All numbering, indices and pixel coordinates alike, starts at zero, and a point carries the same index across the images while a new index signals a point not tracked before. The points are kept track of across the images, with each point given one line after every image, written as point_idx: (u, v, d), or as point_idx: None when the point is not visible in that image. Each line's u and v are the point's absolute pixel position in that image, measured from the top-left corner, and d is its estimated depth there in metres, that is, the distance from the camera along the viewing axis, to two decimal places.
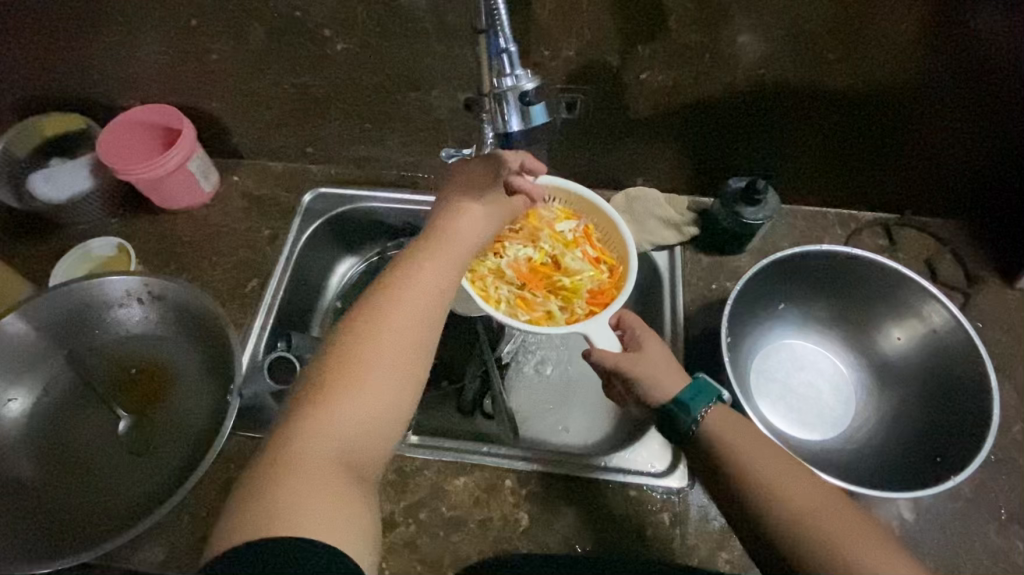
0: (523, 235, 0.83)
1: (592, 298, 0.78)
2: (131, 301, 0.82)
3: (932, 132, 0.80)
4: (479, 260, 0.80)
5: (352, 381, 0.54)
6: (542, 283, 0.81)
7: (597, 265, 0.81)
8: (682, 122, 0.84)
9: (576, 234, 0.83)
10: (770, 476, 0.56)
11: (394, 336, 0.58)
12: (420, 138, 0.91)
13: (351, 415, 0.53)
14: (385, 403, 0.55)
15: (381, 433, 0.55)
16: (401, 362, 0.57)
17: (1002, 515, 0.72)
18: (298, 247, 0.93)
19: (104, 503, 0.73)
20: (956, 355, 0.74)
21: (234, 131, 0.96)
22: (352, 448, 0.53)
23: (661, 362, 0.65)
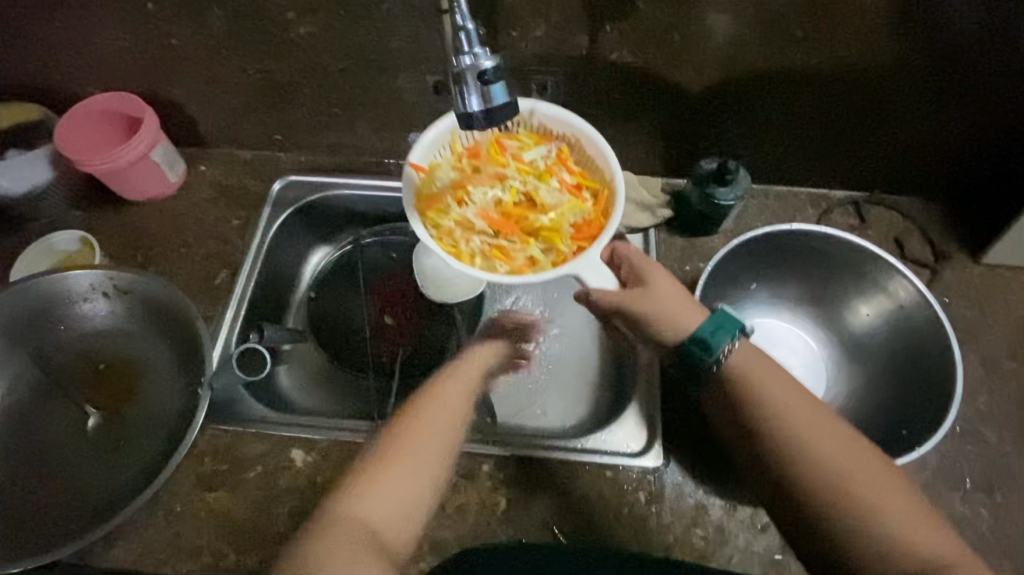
0: (487, 175, 0.72)
1: (577, 233, 0.68)
2: (96, 295, 0.80)
3: (895, 112, 0.81)
4: (440, 213, 0.70)
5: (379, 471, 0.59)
6: (516, 225, 0.70)
7: (577, 194, 0.70)
8: (656, 104, 0.84)
9: (550, 160, 0.72)
10: (785, 421, 0.57)
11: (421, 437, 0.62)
12: (391, 123, 0.90)
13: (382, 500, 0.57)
14: (410, 493, 0.59)
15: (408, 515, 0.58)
16: (428, 462, 0.61)
17: (966, 484, 0.74)
18: (269, 237, 0.91)
19: (76, 501, 0.72)
20: (922, 329, 0.76)
21: (200, 119, 0.94)
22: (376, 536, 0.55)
23: (667, 295, 0.64)
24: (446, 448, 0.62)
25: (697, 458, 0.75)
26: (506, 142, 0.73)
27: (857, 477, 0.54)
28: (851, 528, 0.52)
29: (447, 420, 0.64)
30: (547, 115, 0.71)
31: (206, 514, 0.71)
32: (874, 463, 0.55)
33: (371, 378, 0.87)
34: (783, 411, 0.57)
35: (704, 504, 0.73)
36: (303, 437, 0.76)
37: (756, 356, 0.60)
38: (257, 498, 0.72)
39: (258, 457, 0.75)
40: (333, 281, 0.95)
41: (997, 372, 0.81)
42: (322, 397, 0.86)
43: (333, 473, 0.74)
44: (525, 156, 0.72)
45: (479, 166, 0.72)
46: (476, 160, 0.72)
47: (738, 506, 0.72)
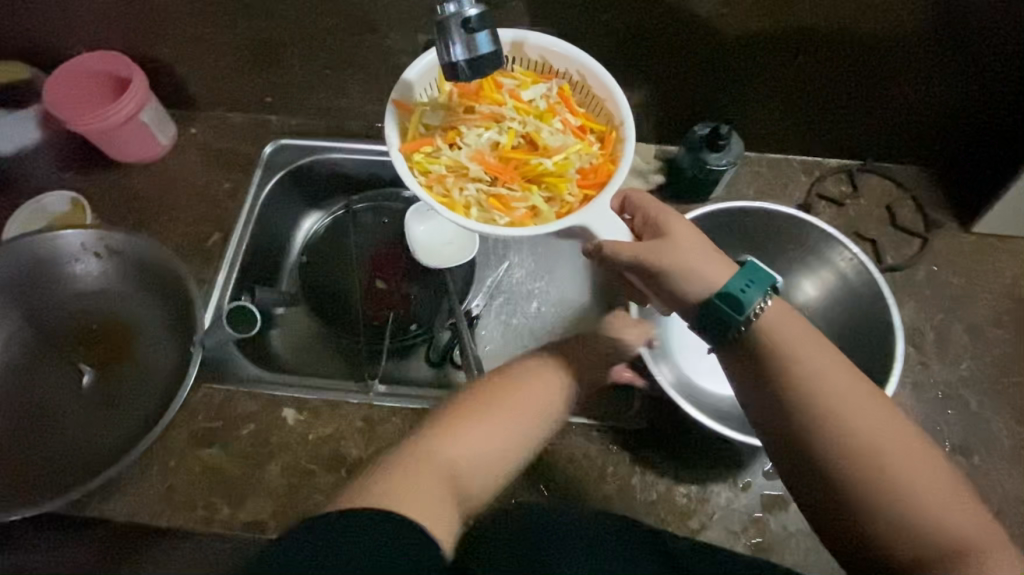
0: (481, 116, 0.71)
1: (581, 178, 0.69)
2: (88, 255, 0.80)
3: (891, 73, 0.80)
4: (431, 160, 0.68)
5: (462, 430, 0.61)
6: (515, 170, 0.70)
7: (582, 136, 0.71)
8: (650, 68, 0.83)
9: (550, 101, 0.72)
10: (815, 391, 0.50)
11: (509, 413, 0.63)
12: (382, 85, 0.89)
13: (459, 454, 0.59)
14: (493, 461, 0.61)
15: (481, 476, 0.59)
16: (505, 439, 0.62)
17: (947, 447, 0.75)
18: (261, 200, 0.91)
19: (71, 455, 0.73)
20: (865, 301, 0.78)
21: (188, 80, 0.92)
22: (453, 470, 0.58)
23: (688, 240, 0.57)
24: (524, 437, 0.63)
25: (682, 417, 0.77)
26: (503, 80, 0.72)
27: (887, 456, 0.48)
28: (872, 511, 0.47)
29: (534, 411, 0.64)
30: (548, 50, 0.69)
31: (200, 469, 0.73)
32: (911, 442, 0.49)
33: (362, 341, 0.88)
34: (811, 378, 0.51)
35: (687, 464, 0.74)
36: (297, 395, 0.77)
37: (787, 315, 0.53)
38: (249, 454, 0.74)
39: (250, 416, 0.76)
40: (326, 245, 0.95)
41: (982, 339, 0.82)
42: (316, 360, 0.87)
43: (324, 431, 0.76)
44: (523, 96, 0.71)
45: (474, 106, 0.71)
46: (469, 100, 0.71)
47: (720, 466, 0.74)
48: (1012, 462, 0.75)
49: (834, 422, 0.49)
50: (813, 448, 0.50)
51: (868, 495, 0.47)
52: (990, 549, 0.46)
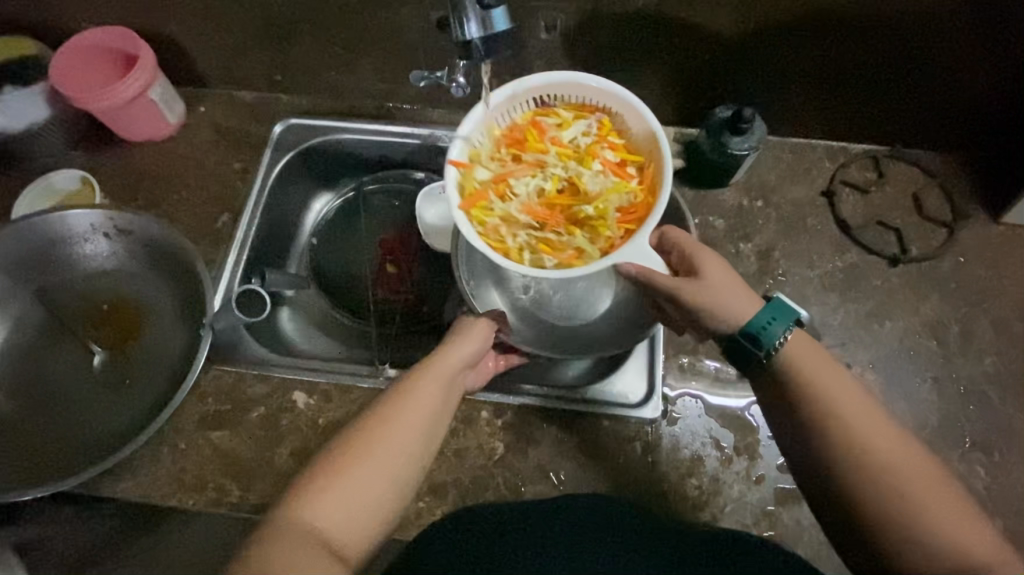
0: (526, 163, 0.67)
1: (625, 218, 0.64)
2: (97, 235, 0.80)
3: (925, 54, 0.77)
4: (485, 213, 0.64)
5: (344, 474, 0.56)
6: (566, 214, 0.66)
7: (623, 172, 0.66)
8: (670, 48, 0.80)
9: (590, 139, 0.67)
10: (838, 416, 0.52)
11: (391, 442, 0.58)
12: (393, 63, 0.87)
13: (339, 503, 0.54)
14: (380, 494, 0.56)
15: (369, 520, 0.55)
16: (394, 470, 0.57)
17: (966, 443, 0.74)
18: (270, 180, 0.89)
19: (83, 434, 0.74)
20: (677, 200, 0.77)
21: (196, 57, 0.91)
22: (331, 524, 0.53)
23: (724, 277, 0.59)
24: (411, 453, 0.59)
25: (698, 407, 0.76)
26: (544, 122, 0.68)
27: (907, 480, 0.49)
28: (886, 529, 0.49)
29: (411, 427, 0.59)
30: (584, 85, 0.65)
31: (211, 451, 0.73)
32: (930, 469, 0.50)
33: (372, 325, 0.88)
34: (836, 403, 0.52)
35: (699, 455, 0.73)
36: (305, 378, 0.77)
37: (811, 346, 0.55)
38: (259, 437, 0.74)
39: (260, 399, 0.76)
40: (337, 229, 0.95)
41: (1008, 333, 0.79)
42: (326, 342, 0.86)
43: (334, 415, 0.75)
44: (565, 138, 0.67)
45: (518, 153, 0.67)
46: (513, 147, 0.68)
47: (733, 459, 0.73)
48: None
49: (856, 447, 0.50)
50: (835, 467, 0.51)
51: (886, 514, 0.49)
52: (999, 570, 0.48)
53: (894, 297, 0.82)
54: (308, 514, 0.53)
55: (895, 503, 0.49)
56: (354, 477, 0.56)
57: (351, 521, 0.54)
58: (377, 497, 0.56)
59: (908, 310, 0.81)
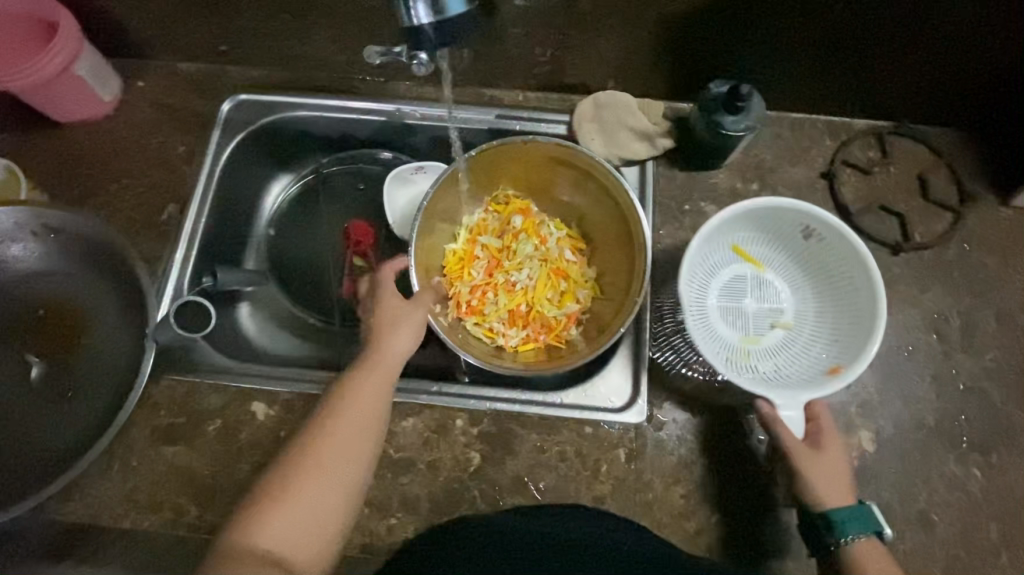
0: (469, 311, 0.77)
1: (561, 274, 0.79)
2: (25, 234, 0.72)
3: (939, 26, 0.69)
4: (501, 334, 0.77)
5: (292, 495, 0.54)
6: (533, 322, 0.77)
7: (518, 251, 0.80)
8: (660, 11, 0.72)
9: (484, 261, 0.79)
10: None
11: (336, 445, 0.57)
12: (350, 31, 0.77)
13: (290, 529, 0.53)
14: (327, 518, 0.55)
15: (325, 532, 0.54)
16: (343, 479, 0.56)
17: (963, 444, 0.71)
18: (219, 167, 0.81)
19: (26, 452, 0.69)
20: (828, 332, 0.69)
21: (128, 25, 0.80)
22: (281, 551, 0.52)
23: (830, 472, 0.60)
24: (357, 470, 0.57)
25: (686, 411, 0.71)
26: (456, 283, 0.78)
27: None
28: None
29: (353, 442, 0.58)
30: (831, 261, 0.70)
31: (165, 469, 0.68)
32: None
33: (339, 323, 0.82)
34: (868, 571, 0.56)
35: (686, 462, 0.70)
36: (266, 388, 0.71)
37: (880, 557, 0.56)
38: (216, 453, 0.69)
39: (216, 410, 0.70)
40: (298, 218, 0.87)
41: (1013, 327, 0.75)
42: (290, 342, 0.81)
43: (297, 427, 0.70)
44: (483, 260, 0.79)
45: (469, 311, 0.77)
46: (465, 310, 0.77)
47: (722, 464, 0.69)
48: None
49: None
50: None
51: None
52: None
53: (895, 288, 0.77)
54: (254, 537, 0.52)
55: None
56: (308, 489, 0.54)
57: (307, 533, 0.53)
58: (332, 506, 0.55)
59: (908, 302, 0.76)
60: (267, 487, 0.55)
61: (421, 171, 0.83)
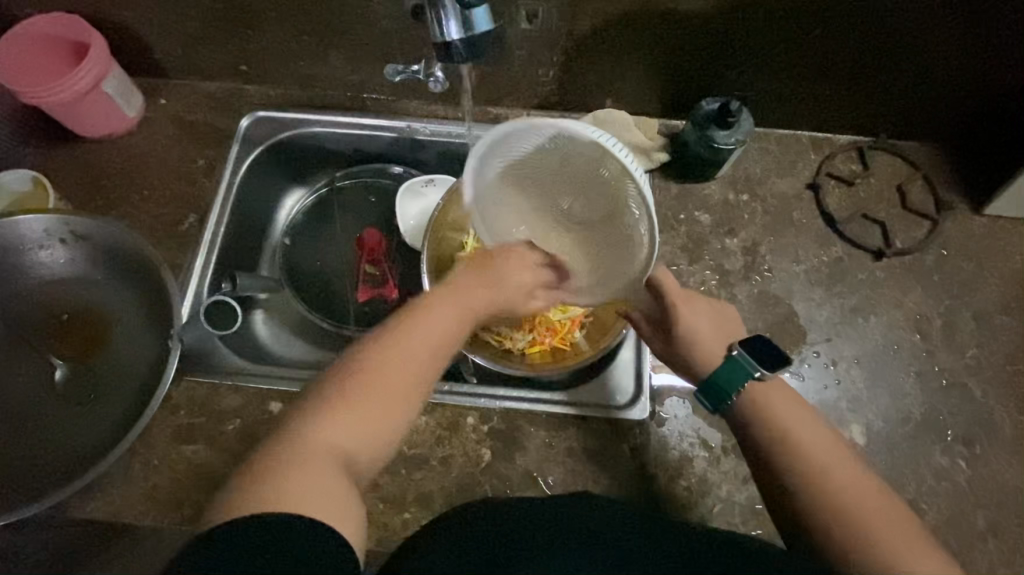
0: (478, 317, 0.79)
1: None
2: (53, 242, 0.75)
3: (912, 48, 0.76)
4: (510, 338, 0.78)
5: (361, 385, 0.49)
6: (539, 325, 0.79)
7: None
8: (656, 35, 0.77)
9: None
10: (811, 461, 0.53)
11: (404, 363, 0.51)
12: (367, 53, 0.82)
13: (352, 412, 0.48)
14: (387, 385, 0.50)
15: (384, 445, 0.49)
16: (404, 400, 0.50)
17: (948, 436, 0.75)
18: (238, 179, 0.85)
19: (49, 451, 0.71)
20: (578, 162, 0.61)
21: (155, 46, 0.85)
22: (342, 437, 0.47)
23: (706, 334, 0.63)
24: (412, 397, 0.50)
25: (685, 408, 0.75)
26: None
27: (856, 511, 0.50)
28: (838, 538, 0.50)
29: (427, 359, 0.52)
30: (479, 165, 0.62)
31: (185, 467, 0.70)
32: (886, 507, 0.51)
33: (353, 328, 0.84)
34: (801, 442, 0.54)
35: (688, 455, 0.73)
36: (283, 388, 0.74)
37: (783, 391, 0.58)
38: (236, 451, 0.71)
39: (235, 410, 0.73)
40: (312, 228, 0.91)
41: (989, 325, 0.80)
42: (303, 346, 0.83)
43: None
44: None
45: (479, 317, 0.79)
46: None
47: (722, 457, 0.73)
48: (1014, 451, 0.74)
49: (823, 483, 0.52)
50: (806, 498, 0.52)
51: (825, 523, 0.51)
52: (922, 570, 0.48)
53: (879, 290, 0.82)
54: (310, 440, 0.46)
55: (836, 528, 0.50)
56: (372, 397, 0.49)
57: (340, 509, 0.43)
58: (395, 424, 0.49)
59: (892, 304, 0.81)
60: (325, 396, 0.49)
61: (431, 183, 0.87)
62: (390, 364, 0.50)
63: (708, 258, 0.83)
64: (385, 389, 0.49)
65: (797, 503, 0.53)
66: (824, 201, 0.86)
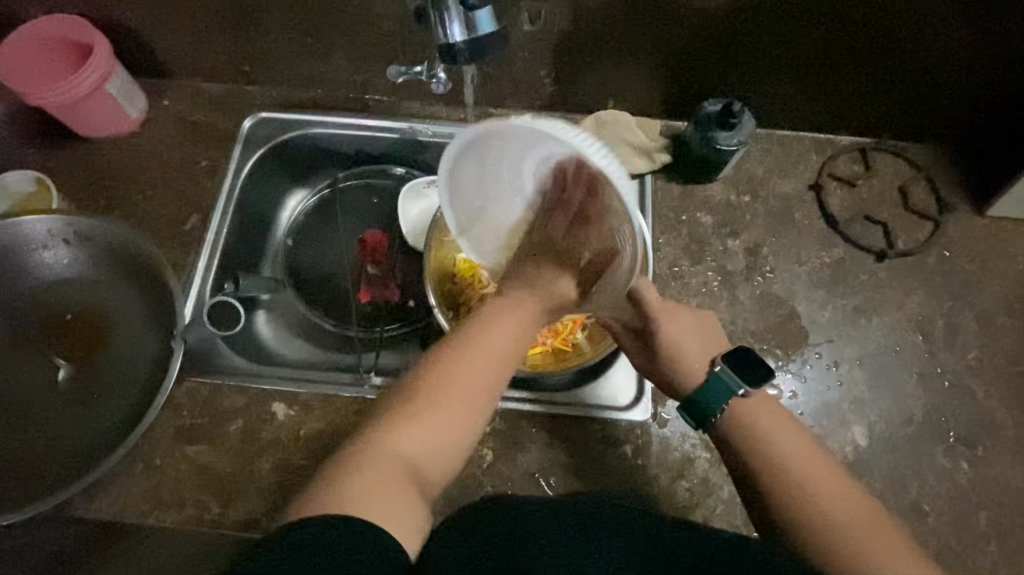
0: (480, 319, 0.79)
1: None
2: (56, 242, 0.75)
3: (913, 50, 0.76)
4: None
5: (431, 398, 0.54)
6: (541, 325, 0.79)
7: None
8: (658, 36, 0.78)
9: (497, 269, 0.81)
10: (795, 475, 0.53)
11: (470, 379, 0.55)
12: (369, 54, 0.83)
13: (426, 424, 0.52)
14: (455, 399, 0.54)
15: (452, 458, 0.53)
16: (470, 414, 0.54)
17: (950, 438, 0.74)
18: (240, 179, 0.85)
19: (52, 451, 0.71)
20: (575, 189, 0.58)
21: (158, 47, 0.85)
22: (416, 448, 0.51)
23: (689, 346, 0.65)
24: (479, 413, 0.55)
25: None
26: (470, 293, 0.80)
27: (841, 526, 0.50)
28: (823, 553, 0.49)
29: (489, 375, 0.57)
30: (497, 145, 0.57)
31: (187, 467, 0.70)
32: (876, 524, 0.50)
33: (355, 328, 0.84)
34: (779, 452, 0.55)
35: (690, 456, 0.73)
36: (286, 388, 0.74)
37: (766, 405, 0.59)
38: (238, 451, 0.71)
39: (238, 410, 0.73)
40: (315, 229, 0.91)
41: (991, 327, 0.80)
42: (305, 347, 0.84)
43: (316, 426, 0.73)
44: None
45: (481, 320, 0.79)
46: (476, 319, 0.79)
47: (723, 458, 0.73)
48: (1017, 453, 0.74)
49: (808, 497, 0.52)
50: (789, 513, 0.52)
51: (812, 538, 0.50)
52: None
53: (881, 292, 0.82)
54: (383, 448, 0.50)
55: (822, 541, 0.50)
56: (442, 412, 0.53)
57: (406, 517, 0.46)
58: (463, 435, 0.54)
59: (894, 305, 0.81)
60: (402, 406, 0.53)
61: (433, 184, 0.87)
62: (458, 379, 0.55)
63: (710, 259, 0.83)
64: (453, 404, 0.54)
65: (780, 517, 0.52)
66: (826, 202, 0.86)
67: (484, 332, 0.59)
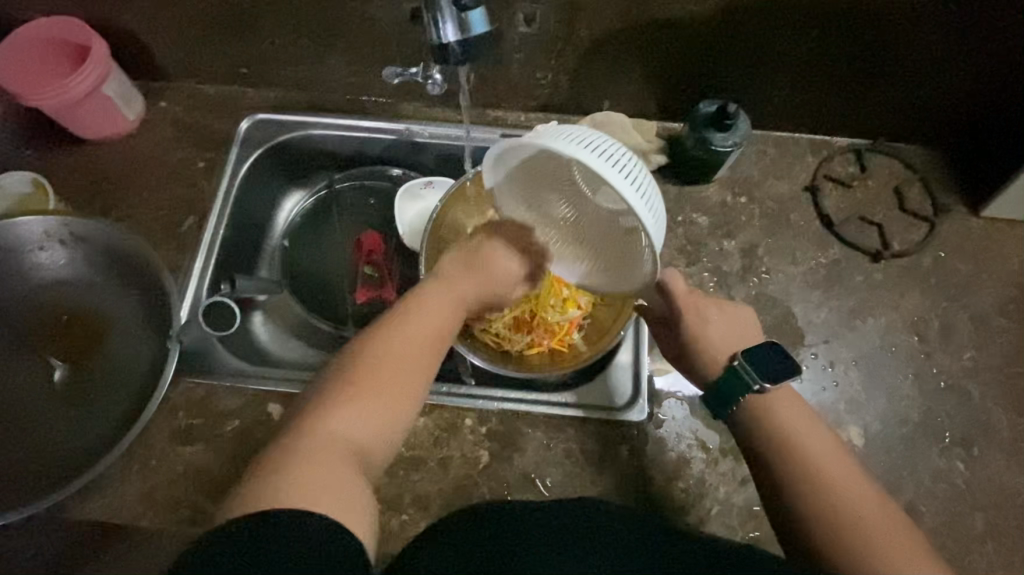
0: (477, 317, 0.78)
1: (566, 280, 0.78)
2: (52, 243, 0.75)
3: (908, 51, 0.76)
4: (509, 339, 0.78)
5: (365, 374, 0.53)
6: (538, 326, 0.79)
7: None
8: (653, 37, 0.78)
9: None
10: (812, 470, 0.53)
11: (401, 354, 0.55)
12: (365, 56, 0.83)
13: (361, 402, 0.51)
14: (390, 374, 0.54)
15: (390, 438, 0.52)
16: (405, 389, 0.54)
17: (946, 439, 0.74)
18: (237, 181, 0.85)
19: (47, 452, 0.71)
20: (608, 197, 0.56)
21: (155, 49, 0.85)
22: (354, 428, 0.50)
23: (718, 339, 0.64)
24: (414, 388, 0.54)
25: (683, 409, 0.75)
26: None
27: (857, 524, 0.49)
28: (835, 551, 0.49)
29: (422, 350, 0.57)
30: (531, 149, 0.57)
31: (183, 468, 0.70)
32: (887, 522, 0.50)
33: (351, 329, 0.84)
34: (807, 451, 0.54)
35: (686, 457, 0.73)
36: (282, 389, 0.74)
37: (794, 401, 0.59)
38: (233, 451, 0.71)
39: (233, 411, 0.73)
40: (311, 230, 0.91)
41: (987, 328, 0.80)
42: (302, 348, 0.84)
43: None
44: None
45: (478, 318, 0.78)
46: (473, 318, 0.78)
47: (719, 459, 0.73)
48: (1012, 453, 0.74)
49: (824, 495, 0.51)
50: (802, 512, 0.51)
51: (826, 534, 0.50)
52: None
53: (877, 292, 0.82)
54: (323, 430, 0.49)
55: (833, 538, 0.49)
56: (374, 388, 0.52)
57: (350, 502, 0.45)
58: (399, 413, 0.52)
59: (890, 306, 0.81)
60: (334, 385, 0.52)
61: (430, 186, 0.87)
62: (390, 354, 0.55)
63: (706, 260, 0.83)
64: (386, 378, 0.53)
65: (797, 514, 0.52)
66: (821, 203, 0.86)
67: (409, 312, 0.59)
